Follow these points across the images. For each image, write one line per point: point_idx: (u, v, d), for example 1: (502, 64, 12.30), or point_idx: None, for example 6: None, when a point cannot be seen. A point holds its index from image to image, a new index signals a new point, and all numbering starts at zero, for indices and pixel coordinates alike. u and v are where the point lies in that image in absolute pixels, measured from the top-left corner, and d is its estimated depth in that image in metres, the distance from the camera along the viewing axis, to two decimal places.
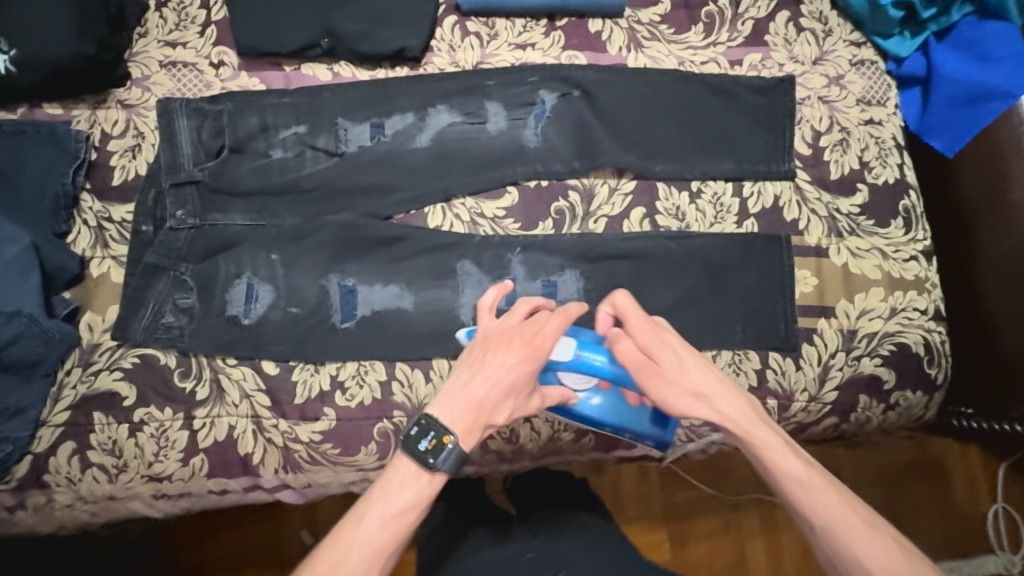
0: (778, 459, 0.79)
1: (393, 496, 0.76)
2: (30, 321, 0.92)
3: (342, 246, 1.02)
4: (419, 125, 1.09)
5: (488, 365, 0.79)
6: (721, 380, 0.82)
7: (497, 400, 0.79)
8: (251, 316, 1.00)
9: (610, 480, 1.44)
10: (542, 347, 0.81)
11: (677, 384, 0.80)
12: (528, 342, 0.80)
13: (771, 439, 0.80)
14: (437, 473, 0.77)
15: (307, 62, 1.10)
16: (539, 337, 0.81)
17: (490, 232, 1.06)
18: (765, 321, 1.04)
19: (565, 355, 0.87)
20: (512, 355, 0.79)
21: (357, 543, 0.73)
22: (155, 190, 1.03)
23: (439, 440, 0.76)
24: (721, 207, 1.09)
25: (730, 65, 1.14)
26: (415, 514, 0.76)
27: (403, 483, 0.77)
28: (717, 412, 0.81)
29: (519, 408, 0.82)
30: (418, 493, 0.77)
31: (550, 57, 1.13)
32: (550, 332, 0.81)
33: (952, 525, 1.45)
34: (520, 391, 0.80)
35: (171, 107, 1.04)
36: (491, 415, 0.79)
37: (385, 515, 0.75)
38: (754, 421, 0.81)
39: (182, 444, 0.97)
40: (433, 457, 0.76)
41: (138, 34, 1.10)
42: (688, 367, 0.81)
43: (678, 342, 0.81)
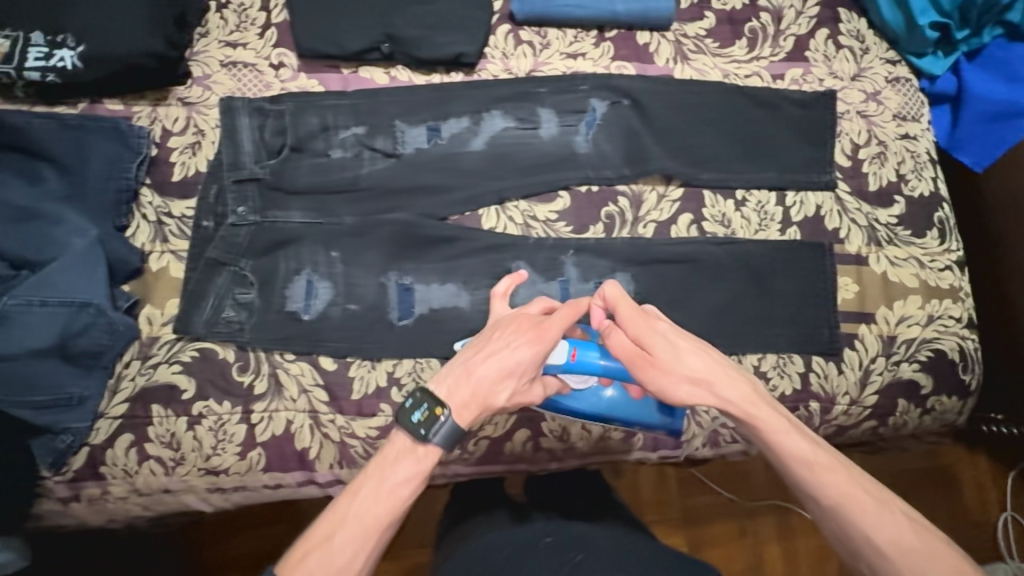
0: (783, 439, 0.80)
1: (388, 472, 0.77)
2: (98, 312, 0.93)
3: (401, 244, 1.04)
4: (473, 129, 1.11)
5: (491, 346, 0.81)
6: (718, 366, 0.84)
7: (496, 379, 0.80)
8: (311, 312, 1.02)
9: (629, 483, 1.47)
10: (548, 330, 0.82)
11: (674, 371, 0.82)
12: (534, 326, 0.82)
13: (774, 421, 0.81)
14: (431, 445, 0.78)
15: (364, 65, 1.13)
16: (545, 322, 0.83)
17: (543, 234, 1.08)
18: (809, 325, 1.08)
19: (561, 357, 0.89)
20: (515, 337, 0.81)
21: (351, 515, 0.74)
22: (217, 186, 1.04)
23: (433, 412, 0.78)
24: (766, 215, 1.12)
25: (772, 79, 1.18)
26: (410, 490, 0.77)
27: (399, 459, 0.78)
28: (717, 396, 0.82)
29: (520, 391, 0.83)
30: (413, 470, 0.77)
31: (600, 67, 1.17)
32: (556, 320, 0.83)
33: (963, 533, 1.48)
34: (523, 373, 0.81)
35: (233, 106, 1.06)
36: (489, 395, 0.80)
37: (379, 489, 0.76)
38: (757, 403, 0.82)
39: (240, 437, 0.98)
40: (426, 430, 0.78)
41: (199, 34, 1.12)
42: (684, 354, 0.83)
43: (669, 330, 0.85)
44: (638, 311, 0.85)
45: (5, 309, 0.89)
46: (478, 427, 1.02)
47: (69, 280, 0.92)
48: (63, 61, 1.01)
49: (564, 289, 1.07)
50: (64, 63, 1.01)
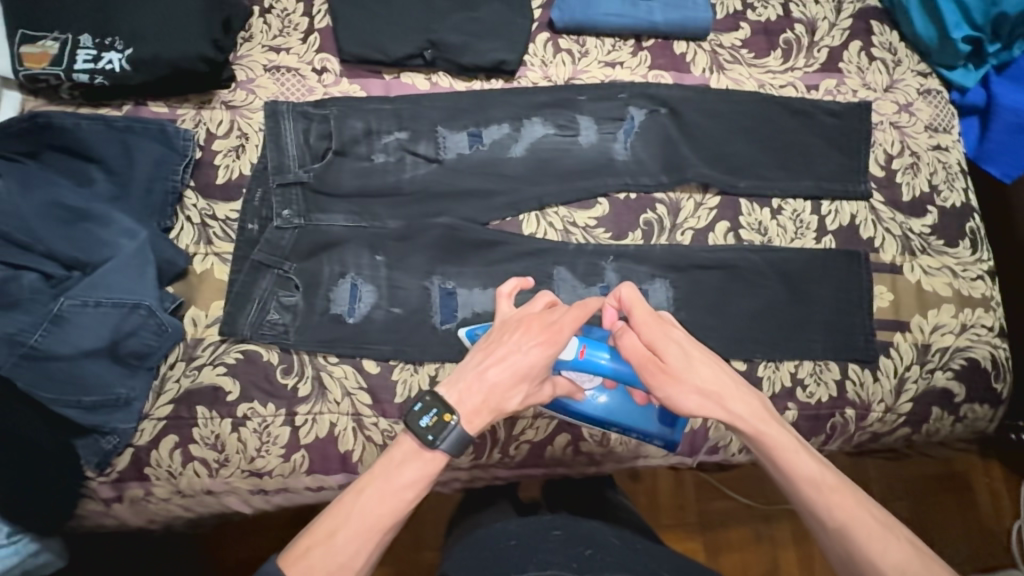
0: (791, 458, 0.81)
1: (394, 473, 0.77)
2: (148, 313, 0.94)
3: (444, 249, 1.05)
4: (514, 136, 1.13)
5: (503, 350, 0.81)
6: (728, 378, 0.83)
7: (508, 386, 0.80)
8: (356, 315, 1.02)
9: (646, 487, 1.47)
10: (560, 332, 0.82)
11: (684, 380, 0.82)
12: (547, 328, 0.82)
13: (784, 440, 0.82)
14: (439, 452, 0.78)
15: (406, 71, 1.14)
16: (556, 323, 0.83)
17: (582, 241, 1.09)
18: (845, 333, 1.09)
19: (570, 355, 0.90)
20: (526, 341, 0.81)
21: (355, 513, 0.74)
22: (262, 189, 1.05)
23: (442, 418, 0.78)
24: (801, 224, 1.13)
25: (807, 90, 1.19)
26: (415, 492, 0.77)
27: (407, 461, 0.78)
28: (726, 410, 0.82)
29: (529, 397, 0.83)
30: (419, 473, 0.77)
31: (637, 75, 1.18)
32: (566, 319, 0.83)
33: (977, 540, 1.50)
34: (534, 378, 0.81)
35: (278, 110, 1.07)
36: (501, 401, 0.80)
37: (385, 489, 0.76)
38: (767, 420, 0.83)
39: (284, 440, 0.98)
40: (436, 436, 0.77)
41: (243, 38, 1.12)
42: (697, 365, 0.83)
43: (682, 338, 0.84)
44: (654, 316, 0.85)
45: (61, 309, 0.89)
46: (518, 431, 1.03)
47: (121, 281, 0.93)
48: (111, 64, 1.01)
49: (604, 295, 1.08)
50: (112, 66, 1.01)
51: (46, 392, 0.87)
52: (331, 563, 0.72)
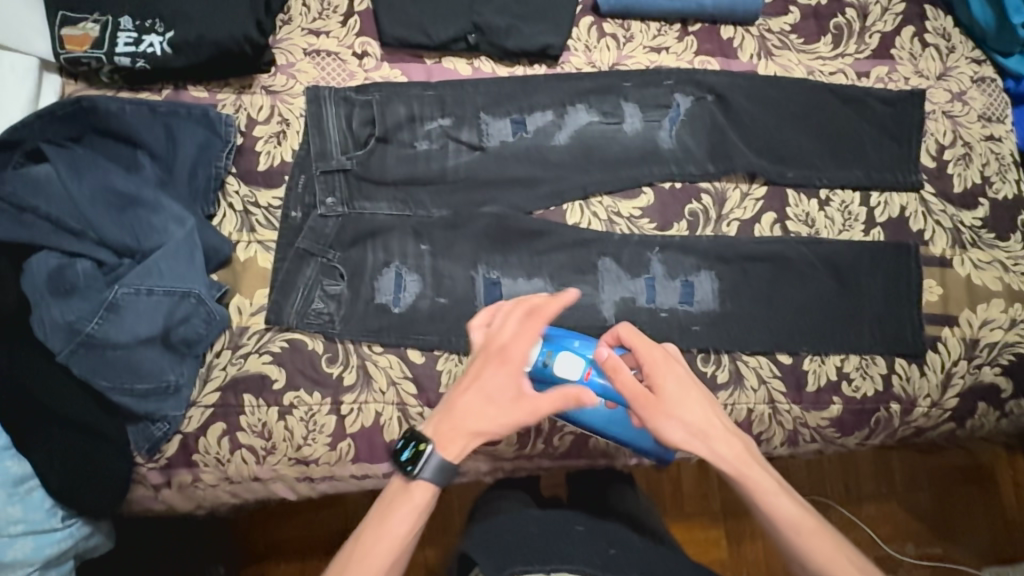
0: (771, 500, 0.84)
1: (384, 515, 0.79)
2: (198, 301, 0.93)
3: (492, 239, 1.04)
4: (558, 123, 1.10)
5: (468, 380, 0.81)
6: (715, 415, 0.87)
7: (477, 411, 0.80)
8: (401, 304, 1.02)
9: (670, 476, 1.47)
10: (518, 354, 0.80)
11: (674, 415, 0.85)
12: (502, 352, 0.81)
13: (763, 481, 0.85)
14: (422, 482, 0.79)
15: (448, 56, 1.11)
16: (509, 349, 0.81)
17: (627, 231, 1.08)
18: (893, 327, 1.07)
19: (575, 373, 0.93)
20: (487, 370, 0.80)
21: (354, 560, 0.76)
22: (305, 176, 1.04)
23: (414, 450, 0.79)
24: (850, 215, 1.11)
25: (857, 77, 1.16)
26: (410, 526, 0.78)
27: (397, 507, 0.79)
28: (711, 447, 0.86)
29: (503, 416, 0.78)
30: (409, 518, 0.79)
31: (683, 61, 1.15)
32: (523, 343, 0.80)
33: (999, 531, 1.50)
34: (501, 404, 0.79)
35: (320, 95, 1.05)
36: (470, 423, 0.80)
37: (378, 538, 0.77)
38: (748, 460, 0.86)
39: (330, 428, 0.98)
40: (413, 464, 0.79)
41: (282, 21, 1.10)
42: (687, 402, 0.86)
43: (680, 375, 0.88)
44: (656, 348, 0.88)
45: (115, 297, 0.89)
46: (563, 422, 1.03)
47: (172, 269, 0.92)
48: (153, 47, 1.00)
49: (650, 286, 1.06)
50: (153, 49, 1.00)
51: (102, 377, 0.88)
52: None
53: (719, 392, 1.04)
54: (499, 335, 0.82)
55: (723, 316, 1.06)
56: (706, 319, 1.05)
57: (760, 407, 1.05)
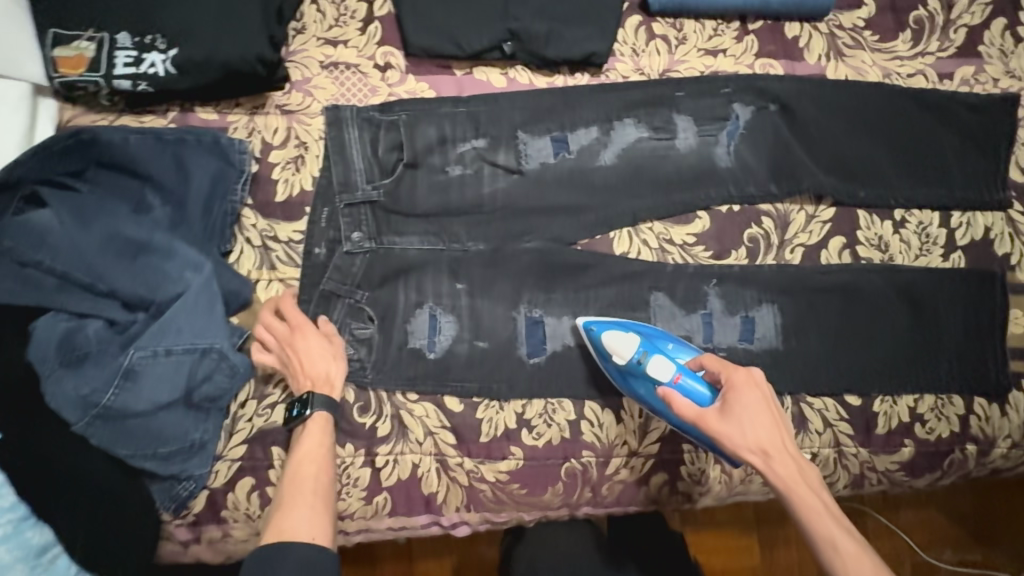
0: (819, 524, 0.77)
1: (302, 453, 0.82)
2: (220, 356, 0.85)
3: (534, 274, 0.96)
4: (603, 140, 0.99)
5: (294, 363, 0.86)
6: (781, 437, 0.82)
7: (330, 360, 0.86)
8: (436, 349, 0.94)
9: None
10: (301, 320, 0.87)
11: (734, 429, 0.82)
12: (292, 329, 0.87)
13: (815, 507, 0.78)
14: (316, 416, 0.84)
15: (479, 66, 1.00)
16: (291, 323, 0.87)
17: (680, 260, 0.98)
18: (974, 363, 0.98)
19: (666, 376, 0.87)
20: (301, 337, 0.86)
21: (295, 489, 0.78)
22: (328, 209, 0.95)
23: (301, 403, 0.84)
24: (927, 238, 1.01)
25: (938, 79, 1.03)
26: (324, 451, 0.83)
27: (307, 441, 0.83)
28: (767, 466, 0.80)
29: (337, 348, 0.89)
30: (317, 438, 0.83)
31: (742, 66, 1.03)
32: (295, 312, 0.88)
33: None
34: (327, 347, 0.87)
35: (341, 117, 0.96)
36: (324, 378, 0.86)
37: (294, 472, 0.80)
38: (802, 483, 0.80)
39: (365, 482, 0.92)
40: (306, 406, 0.84)
41: (295, 29, 0.99)
42: (753, 420, 0.82)
43: (754, 396, 0.84)
44: (738, 370, 0.86)
45: (130, 363, 0.81)
46: (612, 471, 0.96)
47: (191, 324, 0.84)
48: (155, 67, 0.89)
49: (707, 323, 0.97)
50: (156, 70, 0.89)
51: (121, 447, 0.82)
52: (289, 551, 0.71)
53: None
54: (274, 326, 0.86)
55: (786, 354, 0.97)
56: (768, 358, 0.96)
57: (825, 451, 0.96)
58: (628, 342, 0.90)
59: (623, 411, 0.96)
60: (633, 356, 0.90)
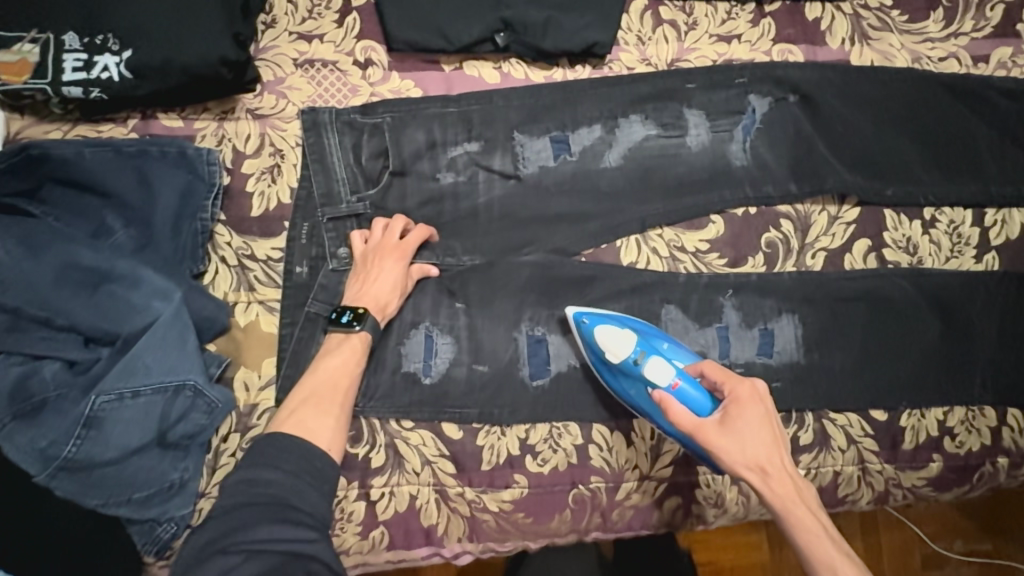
0: (817, 547, 0.70)
1: (332, 356, 0.79)
2: (196, 393, 0.79)
3: (535, 288, 0.89)
4: (607, 139, 0.91)
5: (369, 272, 0.83)
6: (782, 455, 0.76)
7: (394, 292, 0.83)
8: (433, 374, 0.87)
9: None
10: (408, 248, 0.84)
11: (732, 443, 0.76)
12: (397, 247, 0.84)
13: (812, 528, 0.72)
14: (361, 333, 0.80)
15: (470, 60, 0.91)
16: (399, 242, 0.84)
17: (693, 270, 0.91)
18: (1010, 372, 0.91)
19: (663, 380, 0.82)
20: (393, 261, 0.83)
21: (315, 390, 0.76)
22: (309, 224, 0.86)
23: (355, 313, 0.80)
24: (959, 238, 0.93)
25: (972, 62, 0.95)
26: (353, 364, 0.80)
27: (339, 347, 0.80)
28: (765, 484, 0.74)
29: (406, 286, 0.85)
30: (352, 347, 0.80)
31: (759, 52, 0.94)
32: (413, 238, 0.85)
33: None
34: (401, 283, 0.84)
35: (320, 120, 0.87)
36: (381, 304, 0.82)
37: (330, 374, 0.78)
38: (801, 504, 0.74)
39: (360, 516, 0.86)
40: (357, 321, 0.80)
41: (265, 23, 0.90)
42: (753, 434, 0.77)
43: (755, 409, 0.78)
44: (739, 381, 0.81)
45: (93, 411, 0.74)
46: (623, 496, 0.89)
47: (160, 361, 0.77)
48: (108, 72, 0.80)
49: (723, 337, 0.90)
50: (109, 75, 0.80)
51: (91, 497, 0.74)
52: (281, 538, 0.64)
53: (801, 456, 0.89)
54: (390, 229, 0.84)
55: (808, 369, 0.90)
56: (788, 374, 0.90)
57: (848, 469, 0.90)
58: (625, 342, 0.83)
59: (633, 433, 0.90)
60: (628, 355, 0.83)
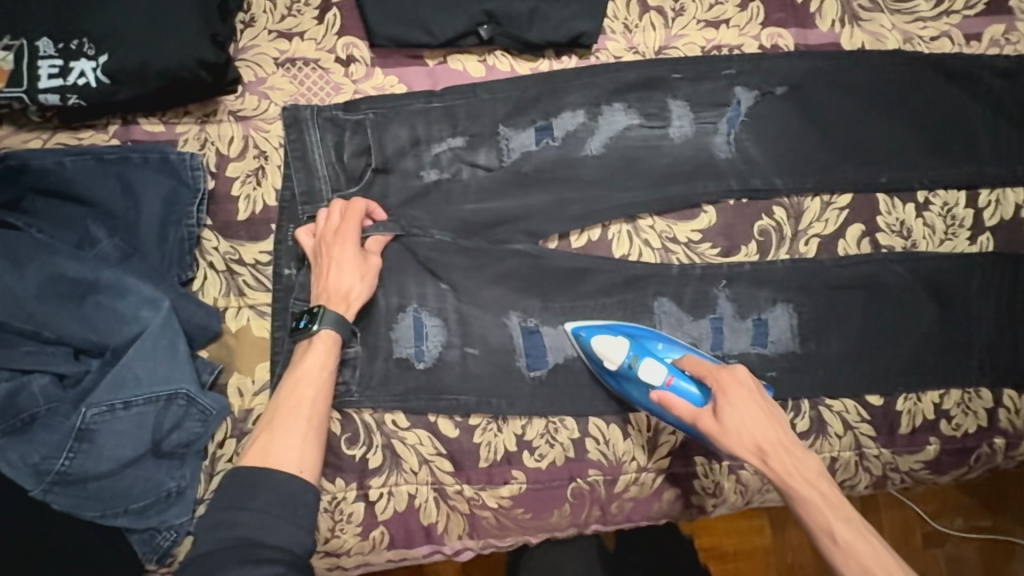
0: (820, 516, 0.73)
1: (296, 374, 0.77)
2: (188, 401, 0.78)
3: (526, 283, 0.89)
4: (591, 127, 0.89)
5: (320, 266, 0.81)
6: (777, 432, 0.78)
7: (352, 277, 0.80)
8: (425, 358, 0.87)
9: None
10: (350, 230, 0.81)
11: (729, 430, 0.78)
12: (337, 232, 0.81)
13: (813, 498, 0.74)
14: (321, 334, 0.78)
15: (454, 53, 0.90)
16: (339, 226, 0.81)
17: (686, 261, 0.90)
18: (1005, 354, 0.91)
19: (657, 380, 0.83)
20: (336, 247, 0.80)
21: (280, 412, 0.75)
22: (294, 226, 0.85)
23: (311, 316, 0.79)
24: (953, 220, 0.93)
25: (965, 41, 0.93)
26: (319, 377, 0.77)
27: (303, 362, 0.78)
28: (765, 463, 0.77)
29: (366, 267, 0.82)
30: (314, 360, 0.78)
31: (747, 38, 0.92)
32: (351, 221, 0.81)
33: None
34: (356, 265, 0.81)
35: (301, 117, 0.86)
36: (344, 293, 0.80)
37: (297, 392, 0.76)
38: (800, 477, 0.76)
39: (360, 517, 0.86)
40: (314, 322, 0.78)
41: (243, 22, 0.88)
42: (746, 418, 0.79)
43: (744, 395, 0.80)
44: (726, 370, 0.82)
45: (84, 424, 0.74)
46: (621, 489, 0.89)
47: (150, 371, 0.76)
48: (84, 78, 0.78)
49: (716, 328, 0.90)
50: (86, 80, 0.78)
51: (87, 509, 0.74)
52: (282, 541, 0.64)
53: None
54: (329, 219, 0.82)
55: (802, 356, 0.90)
56: (783, 363, 0.90)
57: (845, 455, 0.90)
58: (617, 346, 0.84)
59: (629, 425, 0.90)
60: (623, 360, 0.84)
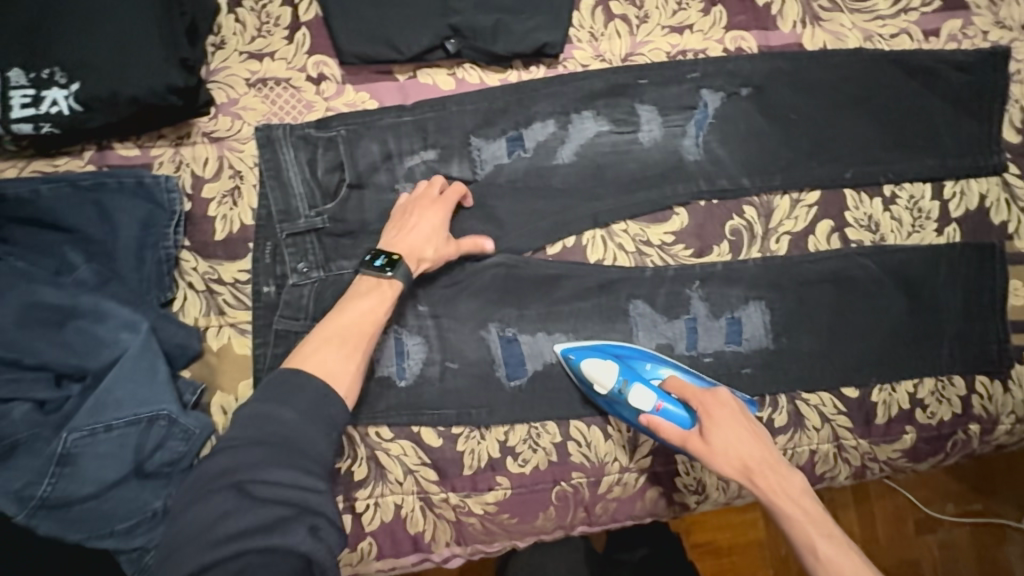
0: (804, 532, 0.73)
1: (358, 302, 0.78)
2: (170, 422, 0.79)
3: (503, 292, 0.90)
4: (561, 136, 0.91)
5: (407, 221, 0.83)
6: (760, 450, 0.79)
7: (430, 242, 0.82)
8: (407, 376, 0.89)
9: None
10: (448, 203, 0.85)
11: (713, 451, 0.79)
12: (435, 201, 0.85)
13: (797, 515, 0.75)
14: (391, 283, 0.79)
15: (423, 68, 0.91)
16: (438, 197, 0.85)
17: (659, 262, 0.91)
18: (975, 342, 0.93)
19: (645, 405, 0.85)
20: (434, 211, 0.83)
21: (336, 332, 0.75)
22: (271, 243, 0.86)
23: (388, 258, 0.79)
24: (919, 213, 0.94)
25: (923, 36, 0.95)
26: (376, 317, 0.78)
27: (365, 295, 0.78)
28: (750, 482, 0.78)
29: (445, 244, 0.84)
30: (379, 302, 0.78)
31: (711, 42, 0.94)
32: (452, 197, 0.85)
33: None
34: (439, 236, 0.83)
35: (273, 136, 0.87)
36: (416, 252, 0.81)
37: (360, 319, 0.77)
38: (783, 494, 0.76)
39: (347, 528, 0.87)
40: (390, 267, 0.79)
41: (215, 45, 0.90)
42: (730, 438, 0.80)
43: (727, 415, 0.81)
44: (708, 393, 0.84)
45: (66, 448, 0.74)
46: (605, 489, 0.90)
47: (131, 393, 0.77)
48: (57, 106, 0.79)
49: (691, 328, 0.92)
50: (59, 109, 0.79)
51: (74, 532, 0.74)
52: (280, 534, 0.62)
53: (777, 437, 0.90)
54: (434, 186, 0.86)
55: (777, 352, 0.91)
56: (758, 359, 0.91)
57: (824, 447, 0.91)
58: (606, 371, 0.86)
59: (610, 426, 0.91)
60: (612, 384, 0.85)
